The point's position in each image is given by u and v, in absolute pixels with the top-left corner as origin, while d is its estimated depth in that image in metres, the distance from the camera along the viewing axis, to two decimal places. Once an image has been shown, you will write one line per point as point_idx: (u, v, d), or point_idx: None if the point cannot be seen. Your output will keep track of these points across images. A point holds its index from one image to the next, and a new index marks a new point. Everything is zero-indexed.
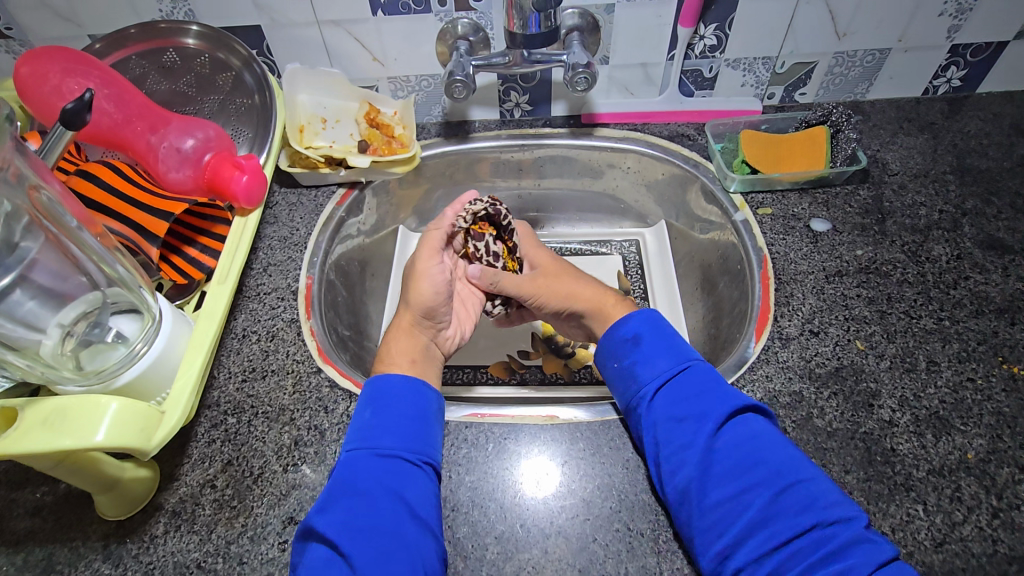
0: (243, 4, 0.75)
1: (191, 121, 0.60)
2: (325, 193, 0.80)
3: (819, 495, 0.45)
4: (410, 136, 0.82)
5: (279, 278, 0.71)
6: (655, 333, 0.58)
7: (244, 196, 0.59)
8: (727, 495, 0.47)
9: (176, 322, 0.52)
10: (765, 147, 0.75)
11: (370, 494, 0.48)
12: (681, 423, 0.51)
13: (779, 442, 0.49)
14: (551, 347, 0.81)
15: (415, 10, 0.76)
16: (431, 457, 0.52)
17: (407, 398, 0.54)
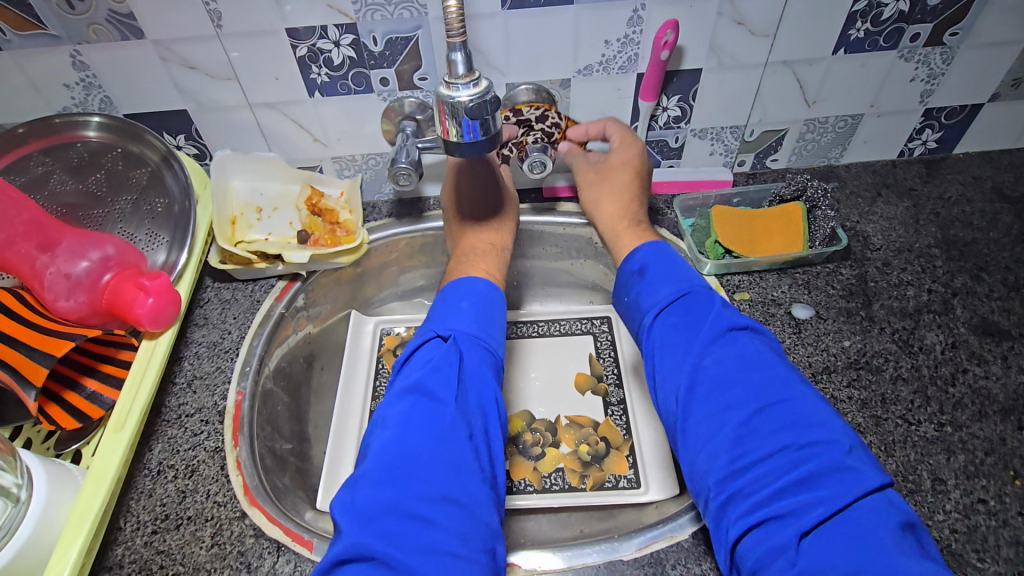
0: (165, 89, 0.68)
1: (88, 236, 0.53)
2: (263, 288, 0.73)
3: (801, 416, 0.45)
4: (356, 222, 0.75)
5: (205, 394, 0.63)
6: (660, 261, 0.58)
7: (150, 319, 0.52)
8: (709, 413, 0.47)
9: (52, 492, 0.44)
10: (738, 226, 0.70)
11: (455, 376, 0.50)
12: (673, 345, 0.52)
13: (769, 366, 0.49)
14: (519, 448, 0.73)
15: (355, 90, 0.70)
16: (498, 355, 0.55)
17: (475, 300, 0.57)
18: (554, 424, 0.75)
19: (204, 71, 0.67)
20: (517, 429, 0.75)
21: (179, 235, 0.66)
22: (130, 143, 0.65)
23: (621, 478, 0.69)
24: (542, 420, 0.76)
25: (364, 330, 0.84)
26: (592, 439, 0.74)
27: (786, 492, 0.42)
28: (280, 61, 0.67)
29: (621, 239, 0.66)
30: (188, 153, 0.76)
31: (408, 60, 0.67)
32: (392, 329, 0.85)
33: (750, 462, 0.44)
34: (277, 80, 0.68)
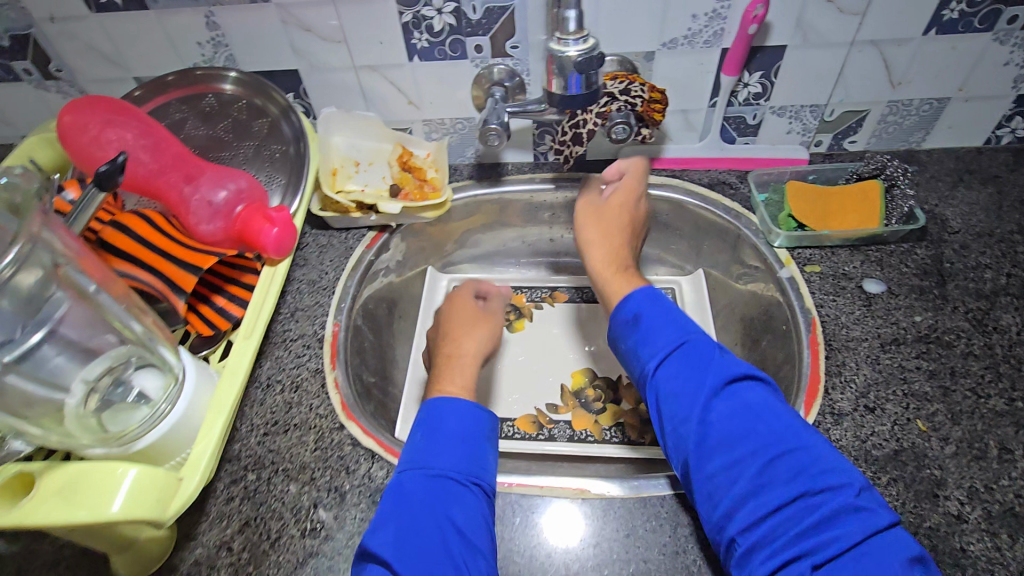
0: (282, 50, 0.76)
1: (225, 172, 0.61)
2: (355, 236, 0.80)
3: (813, 464, 0.46)
4: (442, 180, 0.81)
5: (306, 324, 0.70)
6: (655, 310, 0.60)
7: (273, 248, 0.58)
8: (724, 464, 0.48)
9: (198, 380, 0.52)
10: (812, 200, 0.72)
11: (423, 516, 0.48)
12: (677, 399, 0.53)
13: (775, 412, 0.50)
14: (581, 401, 0.78)
15: (451, 56, 0.75)
16: (485, 482, 0.53)
17: (461, 420, 0.56)
18: (616, 382, 0.79)
19: (318, 34, 0.74)
20: (579, 383, 0.79)
21: (293, 181, 0.75)
22: (258, 97, 0.75)
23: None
24: (604, 377, 0.80)
25: (438, 285, 0.90)
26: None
27: (802, 536, 0.43)
28: (386, 26, 0.72)
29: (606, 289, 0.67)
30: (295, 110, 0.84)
31: (502, 28, 0.72)
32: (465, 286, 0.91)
33: (764, 513, 0.45)
34: (382, 44, 0.74)
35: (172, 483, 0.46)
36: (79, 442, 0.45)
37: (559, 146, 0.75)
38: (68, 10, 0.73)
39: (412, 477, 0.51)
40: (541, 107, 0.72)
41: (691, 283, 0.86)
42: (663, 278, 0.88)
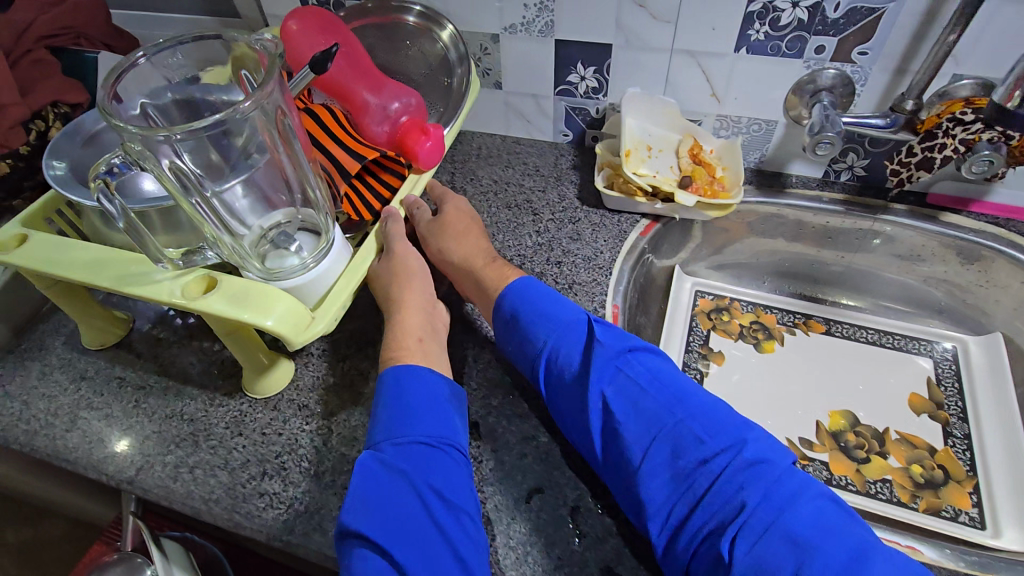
0: (607, 24, 0.76)
1: (401, 88, 0.70)
2: (628, 221, 0.79)
3: (699, 429, 0.50)
4: (734, 181, 0.77)
5: (585, 300, 0.70)
6: (528, 299, 0.61)
7: (423, 158, 0.67)
8: (631, 447, 0.51)
9: (342, 248, 0.60)
10: None
11: (403, 477, 0.49)
12: (568, 387, 0.56)
13: (660, 385, 0.53)
14: (840, 444, 0.71)
15: (784, 53, 0.71)
16: (455, 441, 0.53)
17: (424, 385, 0.55)
18: (883, 435, 0.71)
19: (650, 12, 0.72)
20: (838, 425, 0.73)
21: (449, 110, 0.80)
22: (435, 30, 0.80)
23: (962, 513, 0.65)
24: (866, 425, 0.72)
25: (683, 287, 0.87)
26: (926, 462, 0.69)
27: (714, 511, 0.46)
28: (728, 13, 0.69)
29: (481, 272, 0.65)
30: (588, 85, 0.84)
31: (858, 32, 0.67)
32: (708, 293, 0.87)
33: (677, 488, 0.48)
34: (714, 30, 0.72)
35: (308, 320, 0.54)
36: (246, 266, 0.57)
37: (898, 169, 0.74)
38: None
39: (386, 453, 0.50)
40: (884, 121, 0.67)
41: (978, 347, 0.78)
42: (945, 335, 0.80)
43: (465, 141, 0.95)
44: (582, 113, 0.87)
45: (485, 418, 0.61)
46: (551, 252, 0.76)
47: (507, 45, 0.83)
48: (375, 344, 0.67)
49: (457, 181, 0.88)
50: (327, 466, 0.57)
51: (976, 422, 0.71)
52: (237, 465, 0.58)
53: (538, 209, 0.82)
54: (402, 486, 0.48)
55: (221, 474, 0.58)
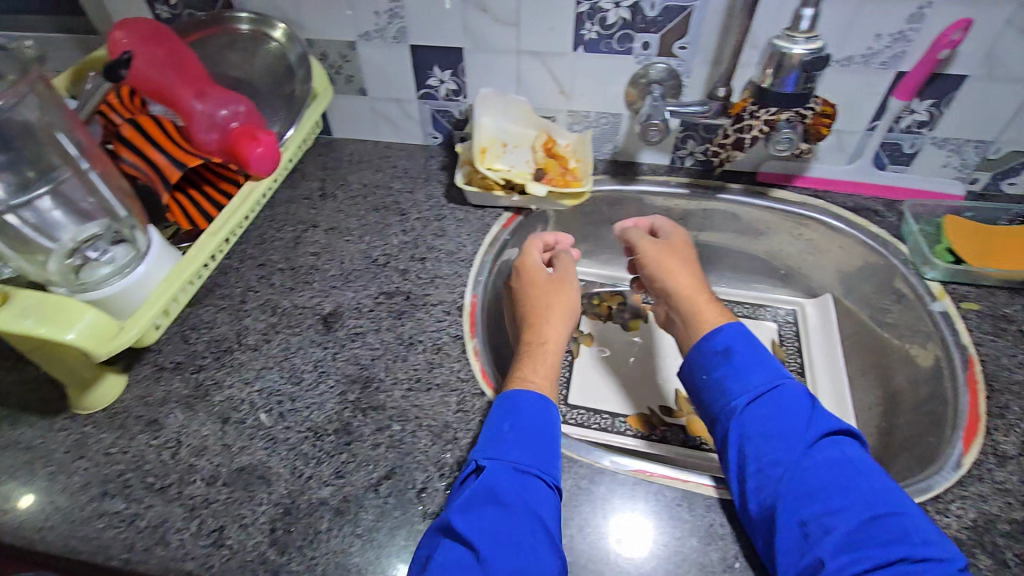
0: (453, 27, 0.79)
1: (230, 95, 0.69)
2: (491, 215, 0.82)
3: (916, 531, 0.48)
4: (584, 170, 0.81)
5: (446, 291, 0.72)
6: (745, 350, 0.62)
7: (255, 165, 0.67)
8: (814, 512, 0.49)
9: (163, 253, 0.61)
10: (973, 237, 0.70)
11: (507, 501, 0.51)
12: (767, 442, 0.55)
13: (870, 472, 0.52)
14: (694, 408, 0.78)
15: (615, 50, 0.76)
16: (555, 476, 0.55)
17: (530, 415, 0.57)
18: None
19: (492, 15, 0.76)
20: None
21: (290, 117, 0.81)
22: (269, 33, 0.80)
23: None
24: None
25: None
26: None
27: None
28: (559, 15, 0.74)
29: (700, 307, 0.68)
30: (448, 88, 0.87)
31: (674, 29, 0.73)
32: (581, 282, 0.92)
33: (796, 535, 0.48)
34: (550, 31, 0.76)
35: (116, 329, 0.54)
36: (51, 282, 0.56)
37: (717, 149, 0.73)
38: None
39: (487, 467, 0.53)
40: (703, 108, 0.73)
41: (816, 310, 0.86)
42: (786, 300, 0.89)
43: (337, 150, 0.96)
44: (446, 116, 0.91)
45: (340, 413, 0.61)
46: (416, 249, 0.78)
47: (365, 53, 0.85)
48: (232, 353, 0.67)
49: (328, 188, 0.88)
50: (175, 479, 0.56)
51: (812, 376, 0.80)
52: (77, 489, 0.56)
53: (406, 209, 0.84)
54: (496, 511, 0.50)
55: (58, 499, 0.55)
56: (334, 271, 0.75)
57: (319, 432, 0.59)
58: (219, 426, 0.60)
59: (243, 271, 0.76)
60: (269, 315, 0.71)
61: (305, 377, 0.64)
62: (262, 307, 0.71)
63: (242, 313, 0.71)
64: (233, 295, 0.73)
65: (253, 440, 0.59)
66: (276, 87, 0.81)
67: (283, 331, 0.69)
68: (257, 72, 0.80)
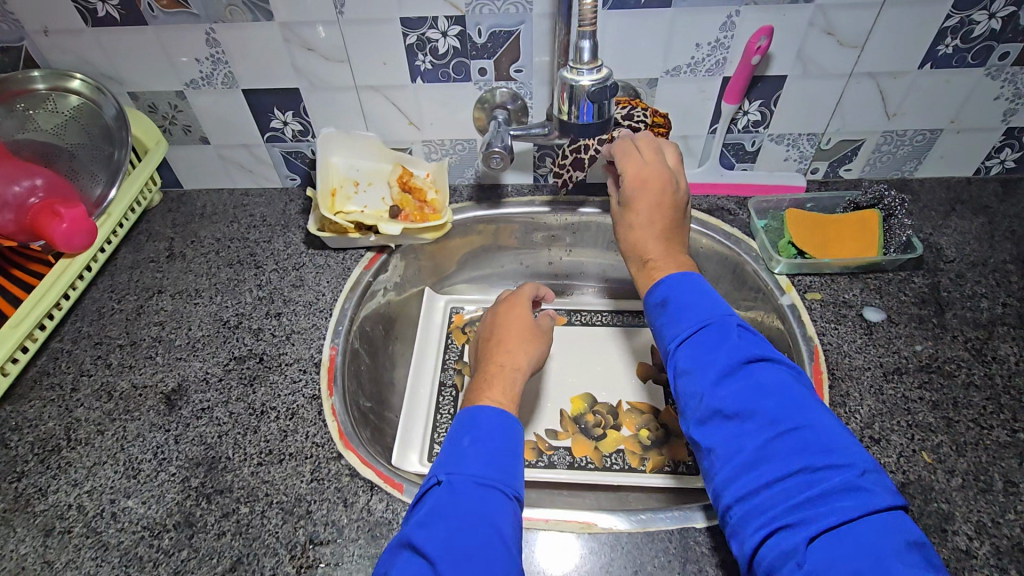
0: (283, 68, 0.74)
1: (20, 167, 0.66)
2: (352, 257, 0.79)
3: (821, 445, 0.42)
4: (443, 202, 0.81)
5: (302, 348, 0.69)
6: (682, 287, 0.54)
7: (63, 242, 0.66)
8: (724, 438, 0.45)
9: None
10: (812, 227, 0.73)
11: (464, 524, 0.44)
12: (689, 376, 0.49)
13: (786, 390, 0.46)
14: (580, 427, 0.76)
15: (454, 78, 0.74)
16: (517, 491, 0.49)
17: (496, 433, 0.52)
18: (616, 409, 0.78)
19: (320, 53, 0.73)
20: (579, 409, 0.78)
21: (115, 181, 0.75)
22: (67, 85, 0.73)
23: (680, 464, 0.72)
24: (603, 403, 0.78)
25: (436, 308, 0.89)
26: (652, 425, 0.76)
27: (790, 505, 0.41)
28: (389, 47, 0.71)
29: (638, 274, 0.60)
30: (293, 129, 0.82)
31: (507, 52, 0.72)
32: (462, 308, 0.89)
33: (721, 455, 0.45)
34: (385, 64, 0.73)
35: None
36: None
37: (559, 170, 0.83)
38: (63, 23, 0.70)
39: (450, 482, 0.48)
40: (545, 130, 0.72)
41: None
42: None
43: (188, 202, 0.89)
44: (300, 156, 0.85)
45: (182, 503, 0.56)
46: (272, 304, 0.74)
47: (196, 101, 0.79)
48: (59, 452, 0.60)
49: (177, 247, 0.82)
50: None
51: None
52: None
53: (261, 261, 0.79)
54: (448, 541, 0.43)
55: None
56: (181, 341, 0.70)
57: (156, 529, 0.54)
58: (40, 541, 0.54)
59: (77, 352, 0.69)
60: (105, 401, 0.64)
61: (143, 468, 0.59)
62: (97, 393, 0.65)
63: (73, 403, 0.64)
64: (62, 384, 0.66)
65: (80, 551, 0.53)
66: (96, 150, 0.74)
67: (120, 418, 0.63)
68: (71, 134, 0.73)
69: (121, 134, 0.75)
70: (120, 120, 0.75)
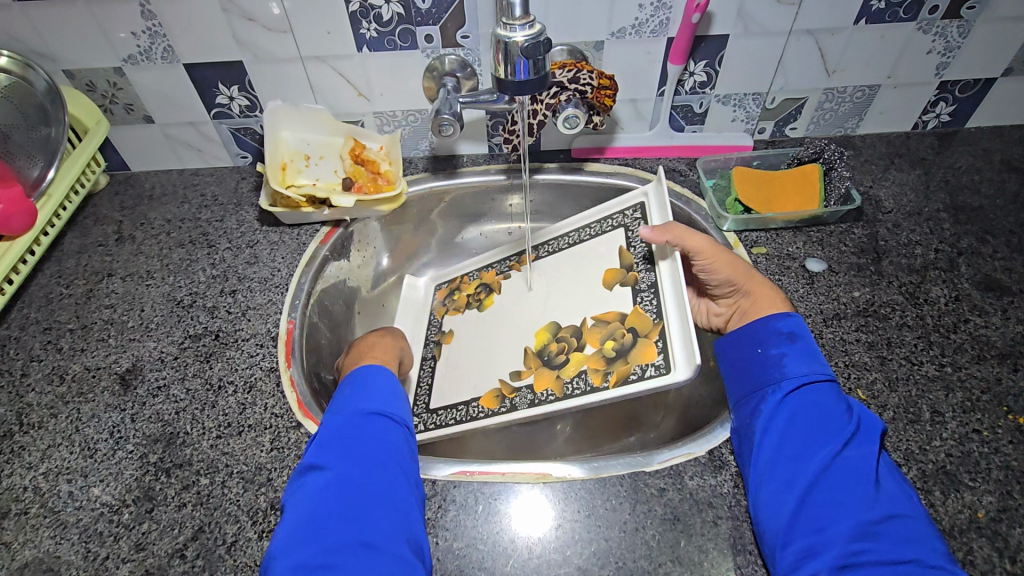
0: (223, 39, 0.73)
1: None
2: (307, 232, 0.78)
3: (928, 541, 0.44)
4: (396, 173, 0.80)
5: (259, 323, 0.69)
6: (811, 343, 0.57)
7: None
8: (830, 501, 0.47)
9: None
10: (757, 185, 0.74)
11: (357, 445, 0.51)
12: (808, 429, 0.51)
13: (900, 481, 0.48)
14: (544, 359, 0.69)
15: (401, 46, 0.74)
16: (404, 419, 0.56)
17: (378, 381, 0.57)
18: (580, 329, 0.69)
19: (261, 23, 0.71)
20: (542, 340, 0.71)
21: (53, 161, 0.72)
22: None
23: (648, 366, 0.61)
24: (566, 327, 0.70)
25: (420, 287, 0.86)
26: (618, 333, 0.66)
27: None
28: (332, 15, 0.70)
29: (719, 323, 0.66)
30: (240, 104, 0.80)
31: (452, 18, 0.71)
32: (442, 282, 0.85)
33: (828, 517, 0.46)
34: (329, 33, 0.72)
35: None
36: None
37: (510, 136, 0.80)
38: None
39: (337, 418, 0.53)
40: (493, 96, 0.71)
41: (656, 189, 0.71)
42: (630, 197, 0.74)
43: (136, 183, 0.87)
44: (250, 132, 0.84)
45: (140, 479, 0.56)
46: (226, 282, 0.73)
47: (135, 78, 0.76)
48: (12, 436, 0.59)
49: (126, 229, 0.80)
50: None
51: (660, 263, 0.67)
52: None
53: (214, 240, 0.78)
54: (344, 471, 0.49)
55: None
56: (133, 322, 0.69)
57: (115, 506, 0.54)
58: None
59: (25, 338, 0.68)
60: (57, 384, 0.64)
61: (99, 448, 0.58)
62: (48, 378, 0.64)
63: (24, 387, 0.63)
64: (12, 370, 0.65)
65: (37, 531, 0.53)
66: (31, 130, 0.72)
67: (74, 401, 0.62)
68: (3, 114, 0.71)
69: (57, 112, 0.73)
70: (54, 96, 0.73)
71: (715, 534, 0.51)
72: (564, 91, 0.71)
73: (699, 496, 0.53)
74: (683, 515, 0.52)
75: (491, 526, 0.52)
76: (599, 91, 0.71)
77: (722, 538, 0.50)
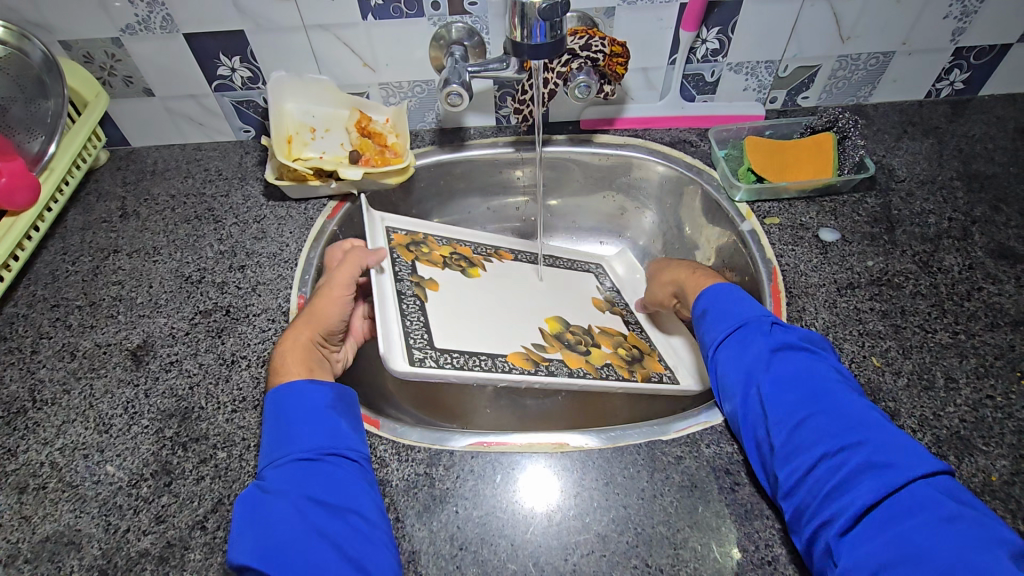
0: (224, 8, 0.71)
1: None
2: (314, 207, 0.77)
3: (849, 437, 0.46)
4: (403, 145, 0.79)
5: (269, 298, 0.68)
6: (719, 300, 0.59)
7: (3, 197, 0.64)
8: (763, 440, 0.50)
9: None
10: (770, 155, 0.73)
11: (274, 506, 0.46)
12: (727, 381, 0.54)
13: (819, 387, 0.50)
14: (564, 343, 0.71)
15: (407, 14, 0.72)
16: (337, 446, 0.51)
17: (297, 401, 0.53)
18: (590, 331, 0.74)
19: None
20: (556, 329, 0.72)
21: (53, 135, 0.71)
22: None
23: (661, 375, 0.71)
24: (577, 325, 0.74)
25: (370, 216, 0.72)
26: (625, 345, 0.74)
27: (833, 500, 0.44)
28: None
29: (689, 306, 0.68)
30: (243, 75, 0.78)
31: None
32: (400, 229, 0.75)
33: (764, 467, 0.49)
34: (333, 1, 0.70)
35: None
36: None
37: (518, 105, 0.81)
38: None
39: (266, 472, 0.49)
40: (503, 64, 0.70)
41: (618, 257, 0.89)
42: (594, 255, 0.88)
43: (138, 159, 0.85)
44: (252, 105, 0.82)
45: (157, 454, 0.56)
46: (234, 257, 0.72)
47: (134, 48, 0.74)
48: (26, 413, 0.59)
49: (130, 205, 0.79)
50: None
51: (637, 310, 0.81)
52: None
53: (220, 215, 0.77)
54: (269, 539, 0.45)
55: None
56: (142, 298, 0.69)
57: (133, 480, 0.54)
58: (15, 499, 0.54)
59: (33, 316, 0.67)
60: (68, 360, 0.63)
61: (114, 423, 0.58)
62: (59, 354, 0.64)
63: (35, 364, 0.63)
64: (22, 347, 0.64)
65: (57, 505, 0.53)
66: (30, 104, 0.71)
67: (86, 376, 0.62)
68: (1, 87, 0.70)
69: (55, 82, 0.72)
70: (51, 66, 0.72)
71: (732, 499, 0.51)
72: (576, 59, 0.69)
73: (716, 464, 0.53)
74: (700, 482, 0.52)
75: (512, 496, 0.52)
76: (612, 55, 0.70)
77: (739, 503, 0.51)
